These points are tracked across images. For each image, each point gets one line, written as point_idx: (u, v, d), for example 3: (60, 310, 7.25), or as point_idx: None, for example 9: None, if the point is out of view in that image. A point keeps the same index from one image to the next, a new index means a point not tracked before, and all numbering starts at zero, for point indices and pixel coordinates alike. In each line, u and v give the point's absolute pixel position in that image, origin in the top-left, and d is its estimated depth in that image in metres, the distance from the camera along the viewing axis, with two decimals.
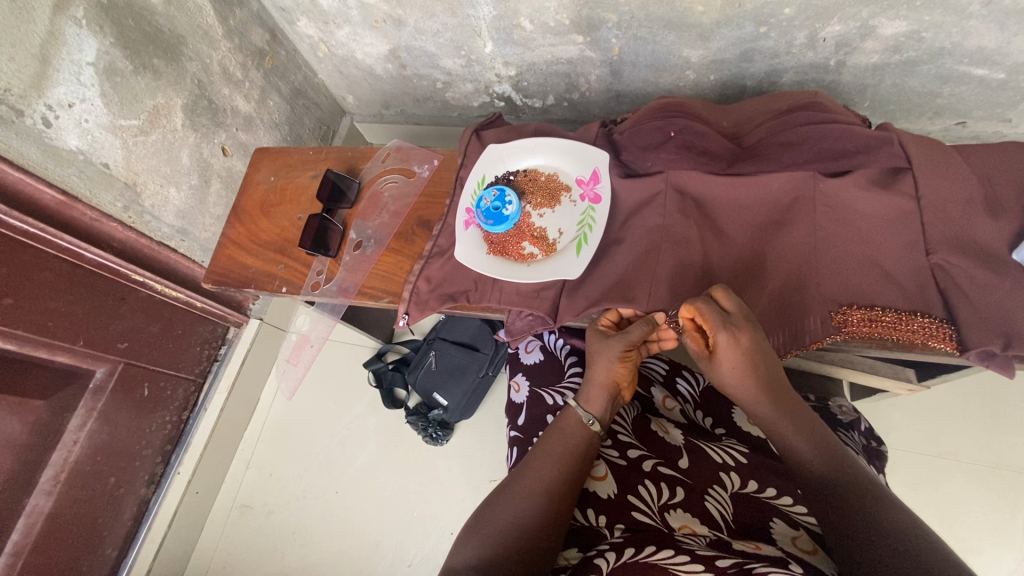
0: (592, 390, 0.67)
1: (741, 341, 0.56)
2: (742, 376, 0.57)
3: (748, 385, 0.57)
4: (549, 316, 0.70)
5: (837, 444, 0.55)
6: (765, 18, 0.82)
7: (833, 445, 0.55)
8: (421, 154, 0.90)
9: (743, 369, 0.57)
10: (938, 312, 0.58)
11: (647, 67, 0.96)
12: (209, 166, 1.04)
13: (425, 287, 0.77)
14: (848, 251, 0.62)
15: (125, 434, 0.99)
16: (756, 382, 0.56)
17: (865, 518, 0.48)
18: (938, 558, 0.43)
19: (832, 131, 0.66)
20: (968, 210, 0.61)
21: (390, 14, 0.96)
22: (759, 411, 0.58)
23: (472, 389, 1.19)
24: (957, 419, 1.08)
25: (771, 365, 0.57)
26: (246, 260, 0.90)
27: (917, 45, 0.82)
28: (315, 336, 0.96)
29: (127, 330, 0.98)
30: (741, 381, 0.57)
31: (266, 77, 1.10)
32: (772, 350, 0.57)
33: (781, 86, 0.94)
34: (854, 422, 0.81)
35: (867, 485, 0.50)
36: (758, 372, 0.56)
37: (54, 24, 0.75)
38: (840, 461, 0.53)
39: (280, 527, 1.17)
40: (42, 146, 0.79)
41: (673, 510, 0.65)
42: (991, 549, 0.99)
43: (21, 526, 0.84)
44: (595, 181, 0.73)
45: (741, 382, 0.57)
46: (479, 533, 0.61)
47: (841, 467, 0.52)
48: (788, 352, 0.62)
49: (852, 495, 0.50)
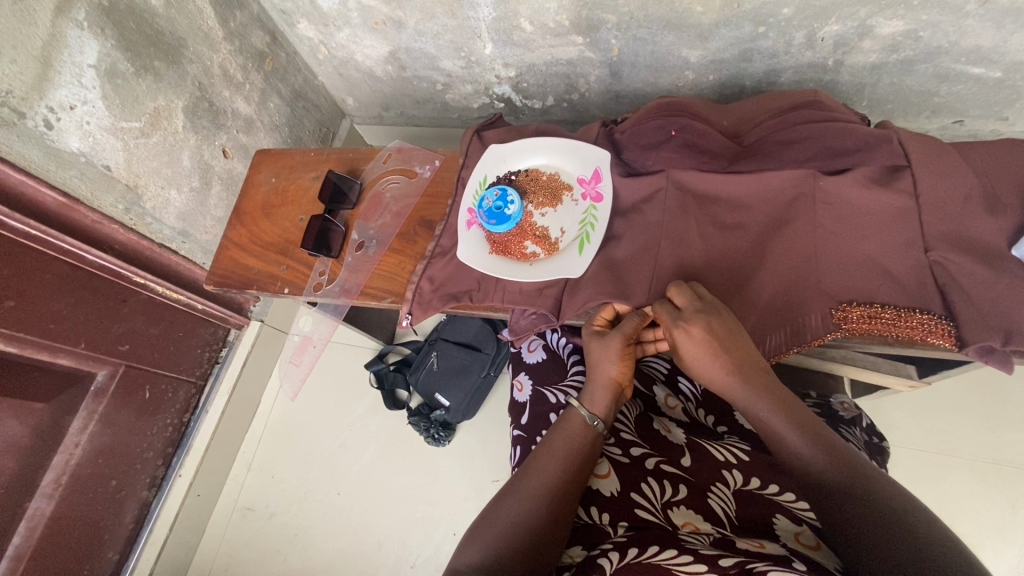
0: (596, 392, 0.67)
1: (694, 333, 0.58)
2: (711, 366, 0.58)
3: (717, 375, 0.58)
4: (552, 313, 0.70)
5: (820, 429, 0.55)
6: (764, 18, 0.82)
7: (821, 430, 0.54)
8: (423, 155, 0.90)
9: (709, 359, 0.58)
10: (937, 308, 0.59)
11: (647, 67, 0.97)
12: (210, 168, 1.04)
13: (428, 287, 0.77)
14: (848, 247, 0.62)
15: (126, 436, 0.99)
16: (721, 371, 0.57)
17: (866, 511, 0.48)
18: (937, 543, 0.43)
19: (831, 129, 0.66)
20: (966, 207, 0.61)
21: (390, 16, 0.96)
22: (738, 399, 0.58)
23: (474, 389, 1.19)
24: (958, 416, 1.08)
25: (738, 349, 0.57)
26: (248, 261, 0.90)
27: (915, 44, 0.82)
28: (318, 337, 0.96)
29: (128, 332, 0.97)
30: (714, 373, 0.58)
31: (267, 80, 1.10)
32: (737, 336, 0.58)
33: (780, 86, 0.95)
34: (855, 418, 0.82)
35: (859, 474, 0.50)
36: (720, 361, 0.57)
37: (55, 27, 0.75)
38: (828, 446, 0.53)
39: (282, 529, 1.17)
40: (44, 148, 0.79)
41: (675, 508, 0.65)
42: (992, 545, 0.99)
43: (23, 529, 0.84)
44: (597, 181, 0.74)
45: (711, 373, 0.58)
46: (484, 532, 0.61)
47: (828, 454, 0.52)
48: (789, 350, 0.62)
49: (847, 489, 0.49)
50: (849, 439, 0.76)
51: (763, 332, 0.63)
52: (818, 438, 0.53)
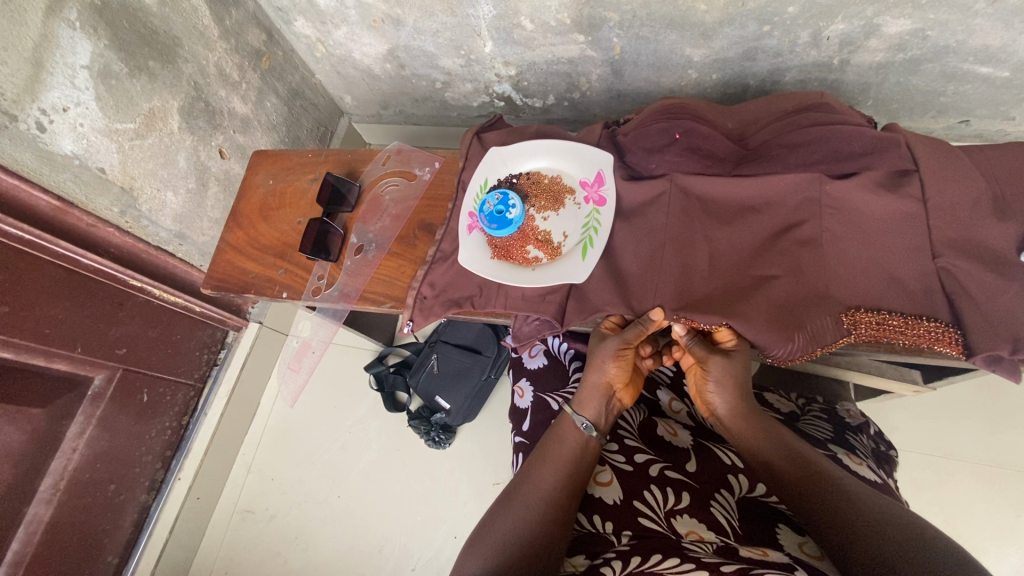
0: (585, 392, 0.69)
1: (726, 379, 0.66)
2: (736, 382, 0.67)
3: (735, 403, 0.68)
4: (555, 320, 0.70)
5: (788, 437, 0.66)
6: (768, 16, 0.81)
7: (782, 439, 0.65)
8: (422, 156, 0.89)
9: (737, 374, 0.66)
10: (944, 316, 0.58)
11: (649, 66, 0.95)
12: (206, 169, 1.03)
13: (429, 293, 0.75)
14: (853, 254, 0.61)
15: (124, 440, 0.98)
16: (741, 408, 0.67)
17: (844, 510, 0.56)
18: (858, 512, 0.56)
19: (839, 132, 0.64)
20: (975, 213, 0.59)
21: (388, 14, 0.94)
22: (733, 408, 0.68)
23: (474, 392, 1.19)
24: (961, 418, 1.08)
25: (744, 393, 0.67)
26: (245, 265, 0.88)
27: (922, 43, 0.81)
28: (317, 341, 0.96)
29: (125, 336, 0.96)
30: (728, 398, 0.68)
31: (263, 78, 1.09)
32: (741, 378, 0.67)
33: (784, 85, 0.93)
34: (862, 425, 0.82)
35: (809, 471, 0.61)
36: (737, 399, 0.67)
37: (47, 27, 0.74)
38: (786, 450, 0.64)
39: (281, 532, 1.16)
40: (38, 152, 0.78)
41: (679, 516, 0.65)
42: (997, 550, 0.99)
43: (21, 535, 0.83)
44: (600, 184, 0.73)
45: (734, 407, 0.68)
46: (485, 544, 0.61)
47: (798, 461, 0.62)
48: (809, 355, 0.60)
49: (821, 490, 0.59)
50: (856, 447, 0.76)
51: (790, 329, 0.60)
52: (777, 444, 0.65)
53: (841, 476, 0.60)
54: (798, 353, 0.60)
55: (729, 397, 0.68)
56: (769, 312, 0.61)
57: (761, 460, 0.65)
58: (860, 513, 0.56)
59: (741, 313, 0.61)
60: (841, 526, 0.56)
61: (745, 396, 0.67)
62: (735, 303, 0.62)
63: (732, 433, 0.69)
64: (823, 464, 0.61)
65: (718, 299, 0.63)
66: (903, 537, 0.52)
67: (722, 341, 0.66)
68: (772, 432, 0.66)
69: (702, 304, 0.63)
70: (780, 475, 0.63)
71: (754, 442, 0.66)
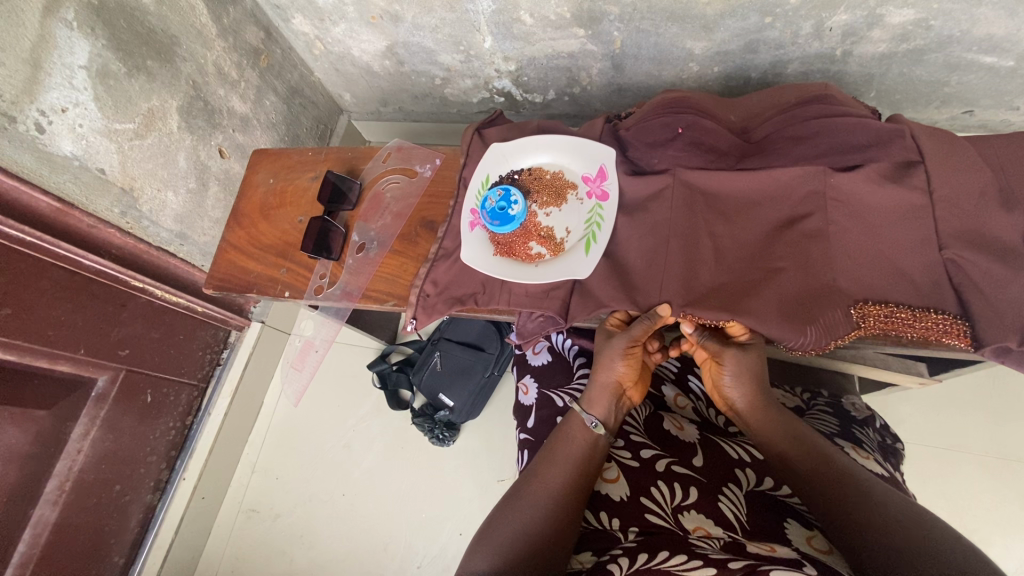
0: (595, 391, 0.69)
1: (743, 371, 0.66)
2: (754, 375, 0.67)
3: (754, 396, 0.68)
4: (559, 316, 0.69)
5: (807, 431, 0.65)
6: (770, 8, 0.80)
7: (800, 431, 0.65)
8: (422, 153, 0.88)
9: (753, 367, 0.66)
10: (953, 309, 0.57)
11: (650, 60, 0.94)
12: (206, 168, 1.03)
13: (433, 292, 0.75)
14: (860, 247, 0.61)
15: (129, 441, 0.98)
16: (760, 401, 0.67)
17: (860, 508, 0.56)
18: (871, 510, 0.55)
19: (843, 124, 0.64)
20: (982, 203, 0.59)
21: (387, 10, 0.94)
22: (751, 402, 0.68)
23: (478, 389, 1.19)
24: (965, 411, 1.08)
25: (761, 384, 0.67)
26: (248, 264, 0.88)
27: (925, 33, 0.80)
28: (320, 341, 0.95)
29: (128, 337, 0.96)
30: (745, 391, 0.68)
31: (262, 77, 1.08)
32: (758, 369, 0.67)
33: (786, 77, 0.93)
34: (868, 419, 0.82)
35: (826, 466, 0.61)
36: (754, 390, 0.67)
37: (44, 28, 0.73)
38: (805, 444, 0.64)
39: (287, 531, 1.16)
40: (37, 153, 0.78)
41: (686, 512, 0.65)
42: (1002, 540, 1.00)
43: (27, 537, 0.83)
44: (603, 179, 0.73)
45: (753, 401, 0.68)
46: (492, 543, 0.61)
47: (814, 454, 0.62)
48: (825, 347, 0.59)
49: (838, 485, 0.59)
50: (862, 440, 0.76)
51: (802, 320, 0.59)
52: (795, 438, 0.65)
53: (857, 473, 0.60)
54: (817, 339, 0.59)
55: (746, 389, 0.68)
56: (779, 306, 0.60)
57: (777, 453, 0.65)
58: (875, 510, 0.55)
59: (749, 308, 0.60)
60: (855, 522, 0.55)
61: (763, 389, 0.68)
62: (742, 299, 0.61)
63: (750, 427, 0.68)
64: (843, 462, 0.61)
65: (726, 293, 0.63)
66: (919, 535, 0.52)
67: (734, 334, 0.66)
68: (789, 427, 0.66)
69: (709, 299, 0.63)
70: (796, 468, 0.63)
71: (772, 436, 0.66)
